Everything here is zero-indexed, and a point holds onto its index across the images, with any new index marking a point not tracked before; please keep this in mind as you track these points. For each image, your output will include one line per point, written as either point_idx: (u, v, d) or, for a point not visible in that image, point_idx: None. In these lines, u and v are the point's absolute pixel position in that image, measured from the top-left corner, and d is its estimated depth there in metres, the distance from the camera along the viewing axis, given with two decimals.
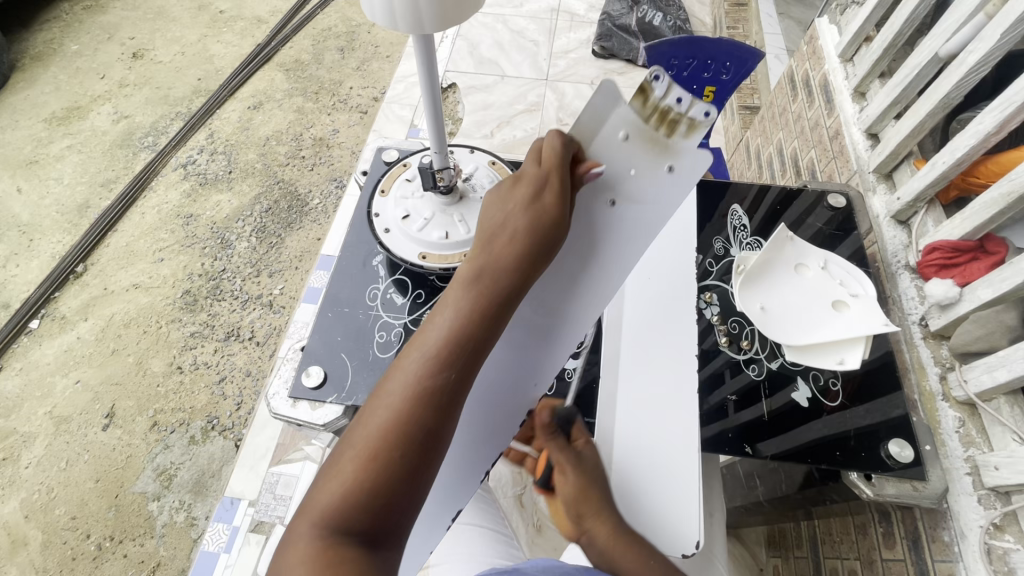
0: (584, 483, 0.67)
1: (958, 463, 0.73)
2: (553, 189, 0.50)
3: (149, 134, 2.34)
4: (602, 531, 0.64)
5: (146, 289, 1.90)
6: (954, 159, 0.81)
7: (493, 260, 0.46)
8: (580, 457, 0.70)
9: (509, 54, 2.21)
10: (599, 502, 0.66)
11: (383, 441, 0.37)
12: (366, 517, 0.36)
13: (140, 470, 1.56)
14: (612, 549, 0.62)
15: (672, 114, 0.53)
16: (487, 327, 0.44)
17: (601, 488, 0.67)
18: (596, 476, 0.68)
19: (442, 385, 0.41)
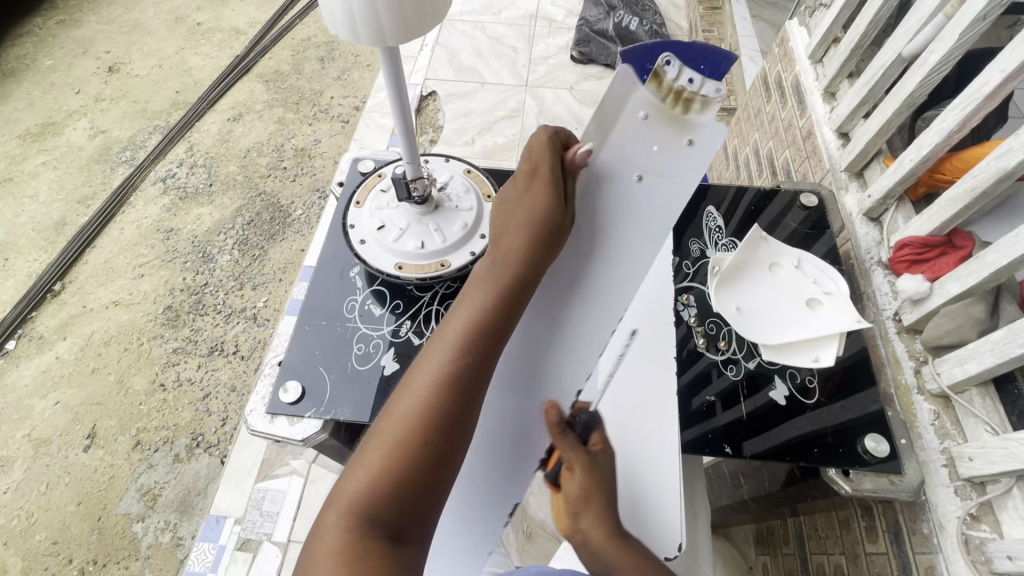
0: (591, 488, 0.61)
1: (935, 455, 0.74)
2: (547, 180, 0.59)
3: (127, 148, 2.31)
4: (603, 533, 0.60)
5: (126, 306, 1.87)
6: (920, 156, 0.82)
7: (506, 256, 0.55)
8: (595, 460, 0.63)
9: (489, 61, 2.22)
10: (603, 507, 0.61)
11: (406, 432, 0.43)
12: (394, 506, 0.41)
13: (123, 491, 1.53)
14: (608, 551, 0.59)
15: (687, 93, 0.56)
16: (502, 320, 0.51)
17: (608, 495, 0.62)
18: (607, 482, 0.63)
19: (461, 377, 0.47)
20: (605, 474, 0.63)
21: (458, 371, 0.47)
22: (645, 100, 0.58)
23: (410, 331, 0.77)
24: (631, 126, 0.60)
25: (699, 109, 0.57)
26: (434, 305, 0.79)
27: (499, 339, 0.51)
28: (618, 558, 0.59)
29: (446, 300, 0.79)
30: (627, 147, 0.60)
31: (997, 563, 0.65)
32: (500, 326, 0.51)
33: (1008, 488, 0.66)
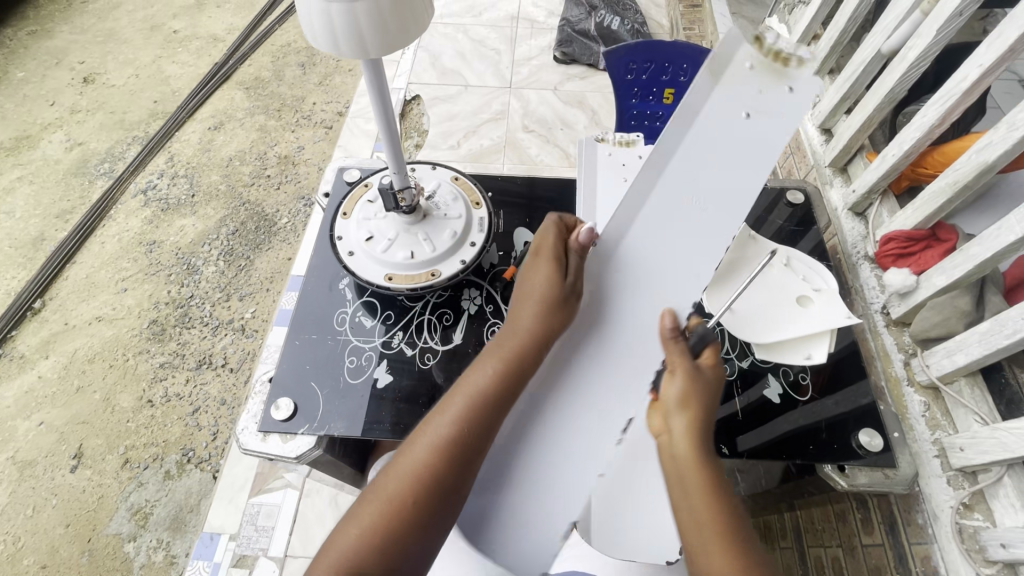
0: (688, 396, 0.54)
1: (927, 447, 0.75)
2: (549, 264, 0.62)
3: (105, 160, 2.26)
4: (693, 445, 0.52)
5: (109, 321, 1.84)
6: (903, 151, 0.83)
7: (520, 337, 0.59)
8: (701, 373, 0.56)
9: (471, 63, 2.21)
10: (702, 421, 0.53)
11: (400, 493, 0.48)
12: (379, 559, 0.46)
13: (113, 511, 1.50)
14: (688, 464, 0.51)
15: (785, 54, 0.59)
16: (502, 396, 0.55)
17: (709, 414, 0.55)
18: (711, 400, 0.55)
19: (457, 441, 0.51)
20: (710, 393, 0.56)
21: (459, 438, 0.51)
22: (751, 54, 0.60)
23: (402, 342, 0.76)
24: (733, 82, 0.62)
25: (799, 63, 0.59)
26: (426, 314, 0.78)
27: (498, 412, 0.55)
28: (698, 474, 0.50)
29: (437, 309, 0.79)
30: (722, 107, 0.62)
31: (992, 551, 0.66)
32: (498, 400, 0.55)
33: (999, 476, 0.68)
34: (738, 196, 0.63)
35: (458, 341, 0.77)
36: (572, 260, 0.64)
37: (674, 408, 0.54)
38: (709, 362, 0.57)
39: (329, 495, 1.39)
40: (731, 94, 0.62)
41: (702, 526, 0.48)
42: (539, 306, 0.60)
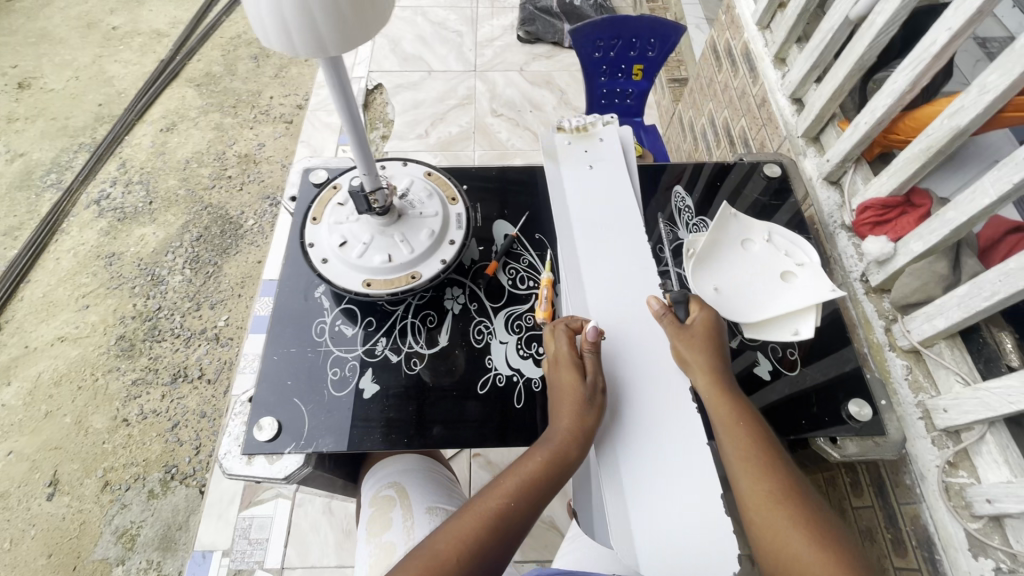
0: (699, 354, 0.66)
1: (911, 409, 0.77)
2: (571, 366, 0.63)
3: (51, 171, 2.13)
4: (715, 393, 0.63)
5: (73, 340, 1.75)
6: (875, 118, 0.83)
7: (557, 427, 0.60)
8: (699, 338, 0.67)
9: (433, 48, 2.14)
10: (718, 371, 0.65)
11: (443, 553, 0.51)
12: None
13: (97, 536, 1.44)
14: (716, 408, 0.62)
15: (583, 127, 0.91)
16: (546, 487, 0.57)
17: (724, 365, 0.66)
18: (716, 354, 0.66)
19: (502, 511, 0.55)
20: (722, 347, 0.67)
21: (506, 515, 0.54)
22: (563, 138, 0.90)
23: (386, 348, 0.73)
24: (564, 153, 0.89)
25: (592, 126, 0.91)
26: (409, 317, 0.76)
27: (541, 500, 0.57)
28: (727, 417, 0.62)
29: (420, 311, 0.76)
30: (572, 164, 0.87)
31: (977, 506, 0.68)
32: (544, 490, 0.57)
33: (982, 434, 0.69)
34: (622, 189, 0.84)
35: (444, 343, 0.74)
36: (590, 355, 0.63)
37: (691, 364, 0.65)
38: (700, 321, 0.68)
39: (321, 503, 1.37)
40: (574, 158, 0.88)
41: (733, 457, 0.60)
42: (574, 408, 0.60)
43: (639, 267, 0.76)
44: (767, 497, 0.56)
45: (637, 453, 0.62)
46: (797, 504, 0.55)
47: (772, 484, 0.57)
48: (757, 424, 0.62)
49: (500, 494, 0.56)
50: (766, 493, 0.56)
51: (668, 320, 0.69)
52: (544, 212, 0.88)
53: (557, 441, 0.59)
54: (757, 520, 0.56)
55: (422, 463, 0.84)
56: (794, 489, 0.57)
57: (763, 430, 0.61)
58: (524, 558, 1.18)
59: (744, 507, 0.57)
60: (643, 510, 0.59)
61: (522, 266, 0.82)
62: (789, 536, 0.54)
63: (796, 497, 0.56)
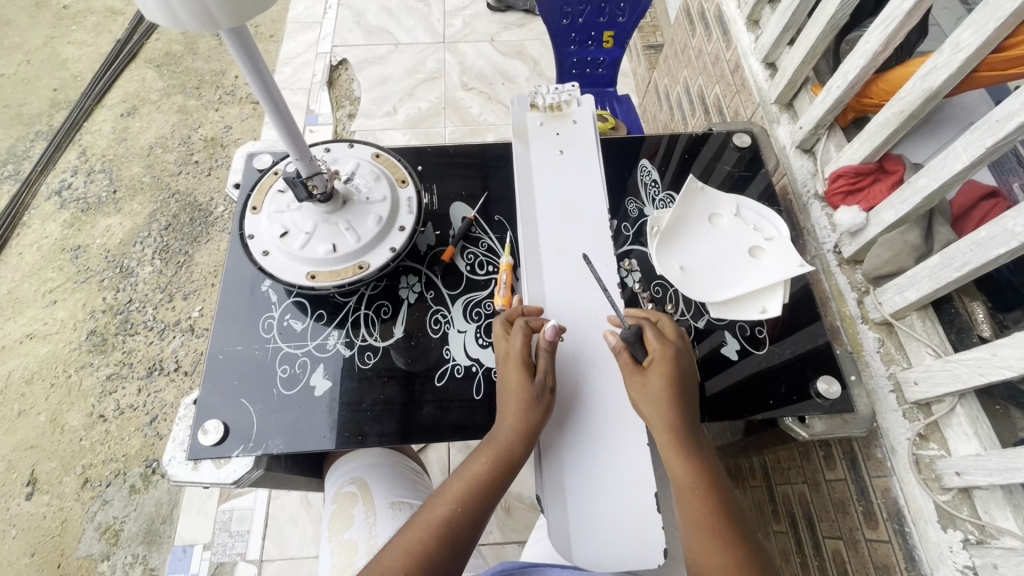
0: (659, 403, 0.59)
1: (882, 382, 0.75)
2: (519, 368, 0.60)
3: (8, 161, 2.03)
4: (672, 451, 0.58)
5: (43, 337, 1.69)
6: (848, 82, 0.79)
7: (502, 429, 0.58)
8: (650, 382, 0.60)
9: (400, 19, 2.05)
10: (678, 426, 0.58)
11: (393, 566, 0.51)
12: None
13: (80, 533, 1.42)
14: (673, 468, 0.58)
15: (556, 105, 0.85)
16: (494, 489, 0.57)
17: (687, 411, 0.60)
18: (681, 397, 0.60)
19: (451, 520, 0.54)
20: (685, 387, 0.61)
21: (452, 524, 0.54)
22: (535, 116, 0.85)
23: (338, 342, 0.70)
24: (534, 133, 0.83)
25: (566, 105, 0.85)
26: (361, 309, 0.72)
27: (488, 504, 0.57)
28: (687, 478, 0.57)
29: (374, 302, 0.73)
30: (543, 147, 0.82)
31: (947, 479, 0.67)
32: (493, 492, 0.57)
33: (952, 406, 0.68)
34: (591, 175, 0.79)
35: (400, 334, 0.71)
36: (544, 355, 0.60)
37: (649, 418, 0.59)
38: (656, 363, 0.60)
39: (301, 494, 1.36)
40: (544, 140, 0.83)
41: (688, 522, 0.56)
42: (519, 405, 0.58)
43: (601, 256, 0.74)
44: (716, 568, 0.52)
45: (582, 444, 0.62)
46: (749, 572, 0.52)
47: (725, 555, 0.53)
48: (714, 480, 0.57)
49: (447, 501, 0.56)
50: (726, 562, 0.52)
51: (622, 360, 0.62)
52: (506, 191, 0.84)
53: (503, 442, 0.58)
54: None
55: (388, 457, 0.82)
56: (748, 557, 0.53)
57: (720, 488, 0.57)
58: (506, 539, 1.18)
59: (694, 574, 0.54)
60: (580, 506, 0.59)
61: (481, 250, 0.78)
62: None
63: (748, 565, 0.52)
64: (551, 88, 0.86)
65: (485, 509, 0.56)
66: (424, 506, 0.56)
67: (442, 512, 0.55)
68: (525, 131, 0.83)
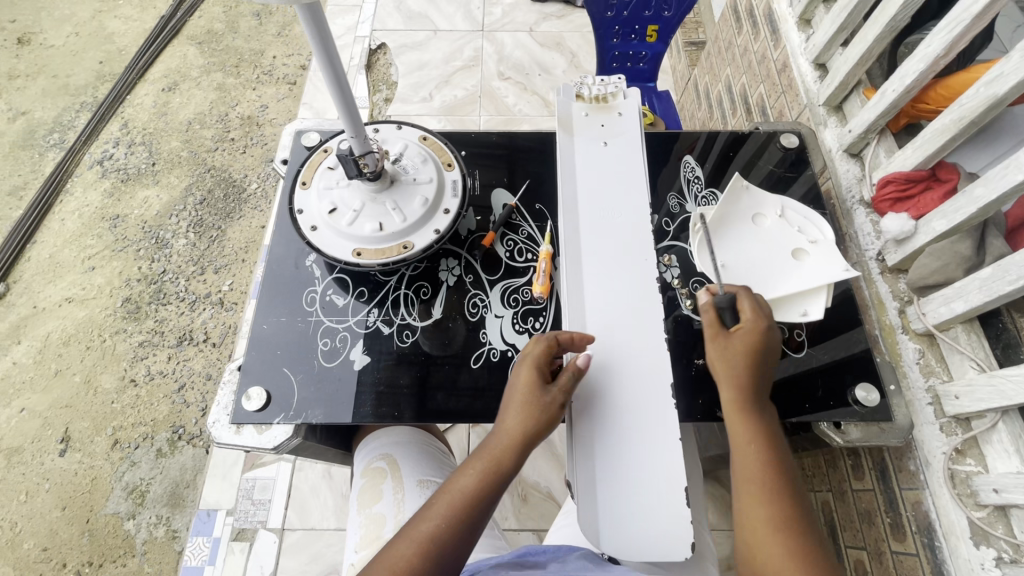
0: (733, 365, 0.65)
1: (920, 394, 0.74)
2: (530, 379, 0.60)
3: (54, 130, 2.10)
4: (737, 415, 0.63)
5: (81, 302, 1.75)
6: (904, 86, 0.77)
7: (498, 443, 0.59)
8: (732, 344, 0.65)
9: (440, 6, 2.06)
10: (745, 394, 0.63)
11: None
12: None
13: (108, 491, 1.48)
14: (734, 426, 0.63)
15: (602, 96, 0.85)
16: (483, 504, 0.57)
17: (758, 384, 0.64)
18: (754, 365, 0.64)
19: (440, 533, 0.54)
20: (766, 359, 0.65)
21: (439, 540, 0.53)
22: (581, 107, 0.84)
23: (377, 320, 0.71)
24: (579, 123, 0.83)
25: (612, 98, 0.85)
26: (401, 289, 0.73)
27: (478, 520, 0.56)
28: (746, 435, 0.62)
29: (414, 282, 0.74)
30: (588, 138, 0.81)
31: (983, 496, 0.66)
32: (480, 507, 0.56)
33: (993, 423, 0.67)
34: (634, 167, 0.79)
35: (437, 316, 0.72)
36: (567, 373, 0.61)
37: (721, 377, 0.65)
38: (741, 332, 0.65)
39: (322, 468, 1.39)
40: (588, 132, 0.82)
41: (738, 478, 0.61)
42: (519, 415, 0.59)
43: (640, 251, 0.73)
44: (757, 518, 0.57)
45: (615, 437, 0.62)
46: (792, 535, 0.55)
47: (771, 514, 0.57)
48: (778, 452, 0.61)
49: (437, 513, 0.55)
50: (772, 516, 0.57)
51: (708, 320, 0.69)
52: (547, 181, 0.84)
53: (497, 453, 0.58)
54: (750, 538, 0.57)
55: (415, 436, 0.84)
56: (794, 521, 0.56)
57: (782, 460, 0.60)
58: (520, 526, 1.20)
59: (739, 521, 0.59)
60: (611, 495, 0.60)
61: (521, 237, 0.79)
62: (772, 564, 0.54)
63: (793, 530, 0.56)
64: (597, 79, 0.86)
65: (472, 528, 0.55)
66: (413, 521, 0.56)
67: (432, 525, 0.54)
68: (570, 122, 0.83)
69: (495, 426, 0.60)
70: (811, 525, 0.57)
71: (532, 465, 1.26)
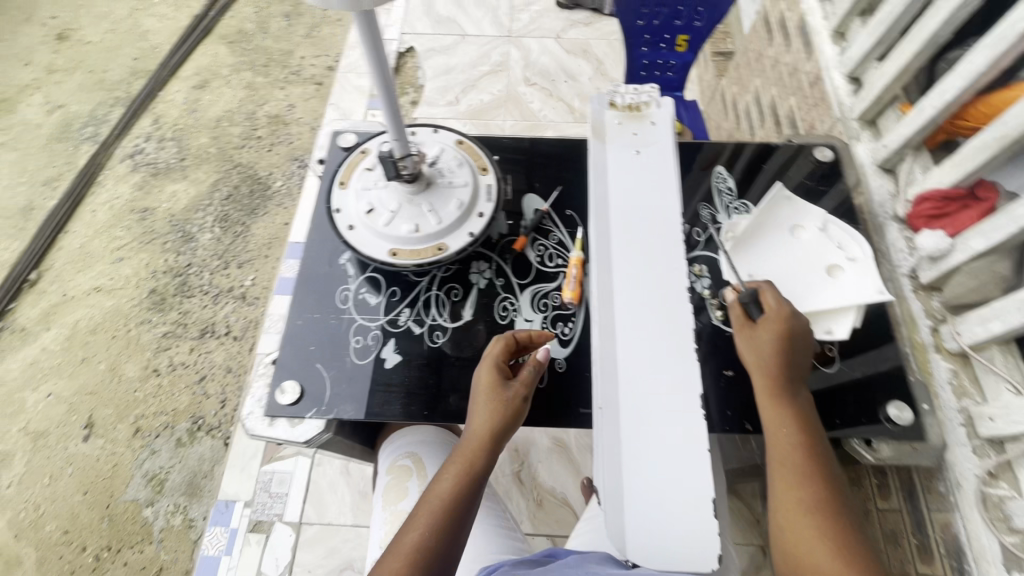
0: (760, 355, 0.68)
1: (953, 415, 0.73)
2: (491, 380, 0.63)
3: (88, 123, 2.16)
4: (769, 401, 0.66)
5: (108, 292, 1.80)
6: (943, 102, 0.77)
7: (469, 446, 0.61)
8: (758, 336, 0.69)
9: (468, 11, 2.08)
10: (780, 381, 0.66)
11: None
12: None
13: (129, 478, 1.51)
14: (766, 412, 0.66)
15: (635, 105, 0.85)
16: (465, 503, 0.59)
17: (793, 374, 0.67)
18: (783, 355, 0.67)
19: (431, 542, 0.55)
20: (796, 349, 0.68)
21: (427, 547, 0.55)
22: (615, 115, 0.85)
23: (409, 319, 0.73)
24: (613, 131, 0.84)
25: (645, 108, 0.85)
26: (433, 290, 0.74)
27: (464, 519, 0.59)
28: (780, 422, 0.64)
29: (445, 284, 0.75)
30: (621, 146, 0.82)
31: (1016, 519, 0.65)
32: (462, 506, 0.59)
33: None
34: (666, 175, 0.79)
35: (468, 317, 0.73)
36: (527, 369, 0.65)
37: (751, 366, 0.68)
38: (768, 323, 0.68)
39: (340, 464, 1.41)
40: (621, 139, 0.83)
41: (773, 463, 0.63)
42: (488, 416, 0.62)
43: (670, 261, 0.73)
44: (792, 499, 0.60)
45: (642, 443, 0.62)
46: (827, 515, 0.58)
47: (806, 494, 0.59)
48: (812, 436, 0.63)
49: (422, 525, 0.57)
50: (806, 496, 0.59)
51: (737, 315, 0.72)
52: (578, 188, 0.85)
53: (471, 453, 0.61)
54: (783, 519, 0.60)
55: (441, 434, 0.84)
56: (826, 501, 0.59)
57: (817, 444, 0.63)
58: (536, 532, 1.20)
59: (773, 503, 0.62)
60: (640, 500, 0.60)
61: (551, 243, 0.79)
62: (806, 541, 0.57)
63: (827, 510, 0.58)
64: (630, 88, 0.87)
65: (457, 530, 0.58)
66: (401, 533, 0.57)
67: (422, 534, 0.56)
68: (603, 130, 0.84)
69: (464, 429, 0.63)
70: (842, 504, 0.59)
71: (548, 470, 1.27)
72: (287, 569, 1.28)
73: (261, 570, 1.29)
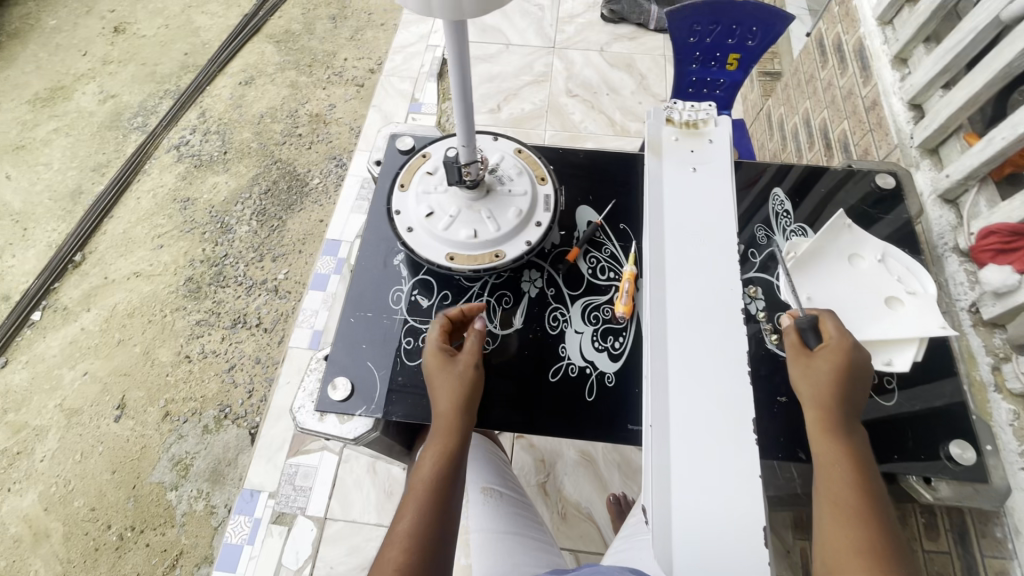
0: (814, 386, 0.66)
1: (1014, 459, 0.70)
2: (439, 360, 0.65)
3: (138, 114, 2.23)
4: (823, 435, 0.64)
5: (147, 277, 1.85)
6: (1016, 135, 0.74)
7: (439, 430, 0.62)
8: (813, 365, 0.67)
9: (513, 21, 2.10)
10: (834, 415, 0.64)
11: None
12: None
13: (155, 460, 1.54)
14: (819, 445, 0.64)
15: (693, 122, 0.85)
16: (448, 485, 0.60)
17: (849, 409, 0.65)
18: (838, 387, 0.65)
19: (424, 529, 0.56)
20: (854, 384, 0.66)
21: (418, 532, 0.56)
22: (672, 130, 0.84)
23: None
24: (669, 146, 0.83)
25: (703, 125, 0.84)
26: (484, 296, 0.75)
27: (450, 502, 0.59)
28: (834, 458, 0.62)
29: (497, 290, 0.76)
30: (676, 162, 0.82)
31: None
32: (444, 488, 0.60)
33: None
34: (721, 194, 0.78)
35: (518, 325, 0.75)
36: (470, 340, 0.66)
37: (804, 396, 0.67)
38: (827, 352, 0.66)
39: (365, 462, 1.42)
40: (677, 156, 0.82)
41: (824, 499, 0.61)
42: (450, 398, 0.63)
43: (724, 282, 0.72)
44: (841, 538, 0.58)
45: (691, 465, 0.61)
46: (878, 558, 0.56)
47: (857, 534, 0.57)
48: (866, 475, 0.61)
49: (409, 513, 0.57)
50: (858, 537, 0.57)
51: (792, 341, 0.71)
52: (632, 203, 0.85)
53: (443, 434, 0.62)
54: (831, 557, 0.58)
55: None
56: (877, 543, 0.57)
57: (871, 483, 0.61)
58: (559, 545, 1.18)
59: (819, 540, 0.60)
60: (687, 526, 0.58)
61: (604, 256, 0.80)
62: None
63: (879, 553, 0.56)
64: (688, 105, 0.86)
65: (444, 514, 0.58)
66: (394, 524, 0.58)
67: (414, 523, 0.57)
68: (659, 146, 0.84)
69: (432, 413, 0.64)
70: (895, 550, 0.57)
71: (573, 482, 1.26)
72: (307, 562, 1.30)
73: (281, 562, 1.30)
